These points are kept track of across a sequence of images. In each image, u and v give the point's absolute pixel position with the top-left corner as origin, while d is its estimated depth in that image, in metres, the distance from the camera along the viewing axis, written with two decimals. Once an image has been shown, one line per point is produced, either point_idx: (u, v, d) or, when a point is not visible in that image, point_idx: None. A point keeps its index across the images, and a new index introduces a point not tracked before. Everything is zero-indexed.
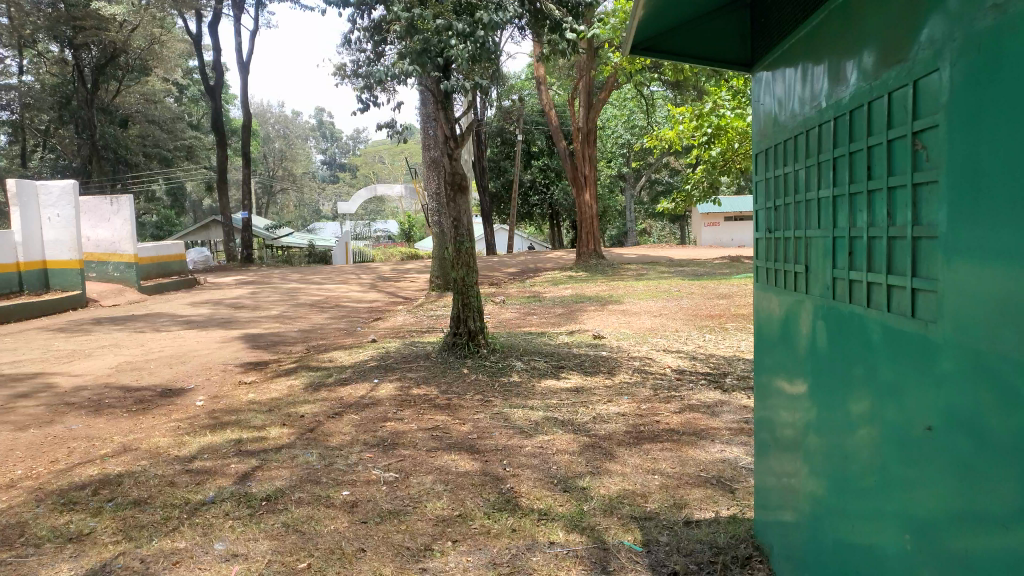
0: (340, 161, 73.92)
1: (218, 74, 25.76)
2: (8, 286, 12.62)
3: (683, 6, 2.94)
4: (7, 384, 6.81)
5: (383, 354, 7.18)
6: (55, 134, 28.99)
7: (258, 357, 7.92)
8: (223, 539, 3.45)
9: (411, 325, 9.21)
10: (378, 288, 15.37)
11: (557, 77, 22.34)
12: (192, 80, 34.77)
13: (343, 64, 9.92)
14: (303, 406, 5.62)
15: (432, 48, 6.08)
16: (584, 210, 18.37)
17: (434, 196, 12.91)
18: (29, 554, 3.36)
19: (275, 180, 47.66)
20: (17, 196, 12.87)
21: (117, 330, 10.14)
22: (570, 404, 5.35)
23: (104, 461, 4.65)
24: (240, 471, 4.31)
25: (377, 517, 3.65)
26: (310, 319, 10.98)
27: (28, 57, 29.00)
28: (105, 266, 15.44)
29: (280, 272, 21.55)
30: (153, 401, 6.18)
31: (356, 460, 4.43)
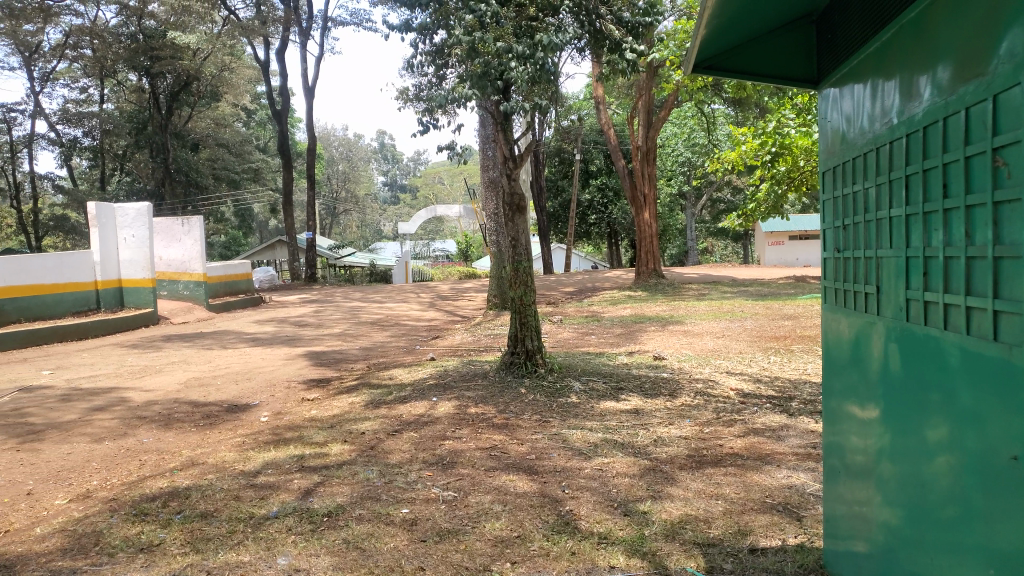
0: (401, 182, 75.23)
1: (285, 99, 26.42)
2: (85, 303, 13.21)
3: (746, 23, 2.91)
4: (85, 397, 7.11)
5: (442, 372, 7.23)
6: (132, 158, 30.18)
7: (322, 373, 8.08)
8: (287, 553, 3.51)
9: (469, 344, 9.25)
10: (437, 306, 15.51)
11: (616, 97, 22.31)
12: (259, 105, 35.91)
13: (405, 88, 10.13)
14: (363, 423, 5.69)
15: (493, 71, 6.13)
16: (643, 229, 18.20)
17: (493, 216, 13.00)
18: (103, 563, 3.48)
19: (339, 201, 48.73)
20: (96, 218, 13.44)
21: (186, 347, 10.47)
22: (630, 427, 5.27)
23: (175, 473, 4.79)
24: (303, 487, 4.37)
25: (436, 536, 3.66)
26: (372, 337, 11.14)
27: (109, 86, 30.56)
28: (176, 284, 15.99)
29: (343, 290, 21.96)
30: (220, 416, 6.35)
31: (415, 477, 4.46)
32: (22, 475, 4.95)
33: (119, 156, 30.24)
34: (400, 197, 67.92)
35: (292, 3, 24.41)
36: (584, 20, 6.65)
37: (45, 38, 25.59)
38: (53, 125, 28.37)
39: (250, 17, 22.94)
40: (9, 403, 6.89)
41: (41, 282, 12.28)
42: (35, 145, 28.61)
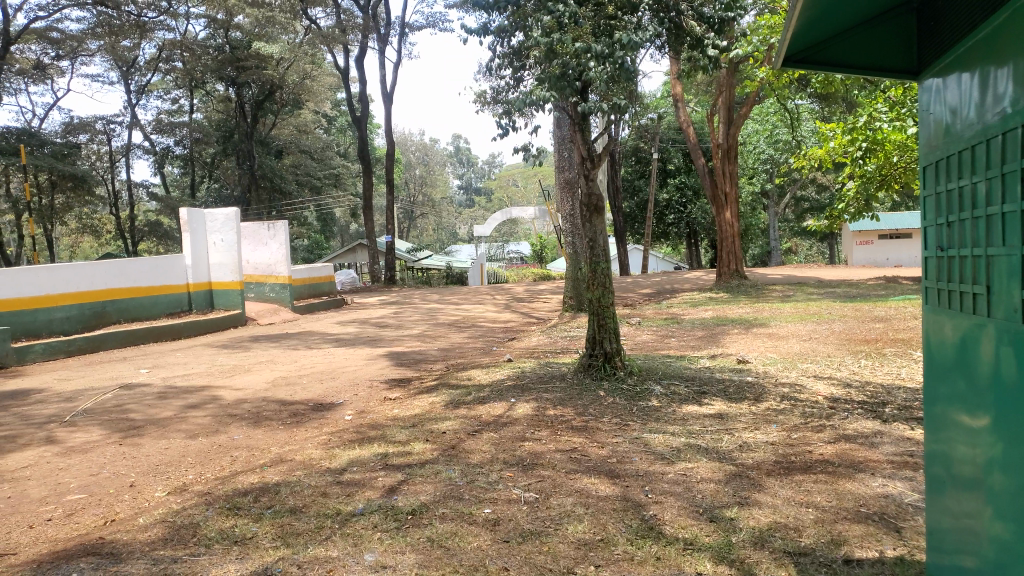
0: (476, 186, 75.84)
1: (364, 105, 26.96)
2: (178, 305, 13.85)
3: (841, 13, 2.82)
4: (180, 395, 7.44)
5: (520, 374, 7.24)
6: (220, 165, 31.49)
7: (402, 374, 8.22)
8: (373, 550, 3.57)
9: (546, 346, 9.25)
10: (513, 308, 15.57)
11: (696, 95, 21.91)
12: (339, 112, 36.84)
13: (483, 91, 10.23)
14: (444, 423, 5.75)
15: (571, 72, 6.11)
16: (724, 228, 17.80)
17: (570, 218, 12.96)
18: (200, 553, 3.62)
19: (416, 205, 49.56)
20: (188, 223, 14.06)
21: (273, 347, 10.83)
22: (713, 431, 5.16)
23: (265, 470, 4.95)
24: (387, 485, 4.45)
25: (520, 537, 3.66)
26: (450, 338, 11.26)
27: (199, 96, 32.04)
28: (263, 287, 16.57)
29: (421, 292, 22.33)
30: (306, 415, 6.53)
31: (497, 478, 4.48)
32: (126, 468, 5.22)
33: (208, 163, 31.58)
34: (475, 200, 68.49)
35: (370, 10, 24.94)
36: (663, 17, 6.57)
37: (140, 52, 26.99)
38: (149, 135, 29.87)
39: (330, 26, 23.55)
40: (111, 399, 7.28)
41: (138, 285, 12.93)
42: (132, 154, 30.20)
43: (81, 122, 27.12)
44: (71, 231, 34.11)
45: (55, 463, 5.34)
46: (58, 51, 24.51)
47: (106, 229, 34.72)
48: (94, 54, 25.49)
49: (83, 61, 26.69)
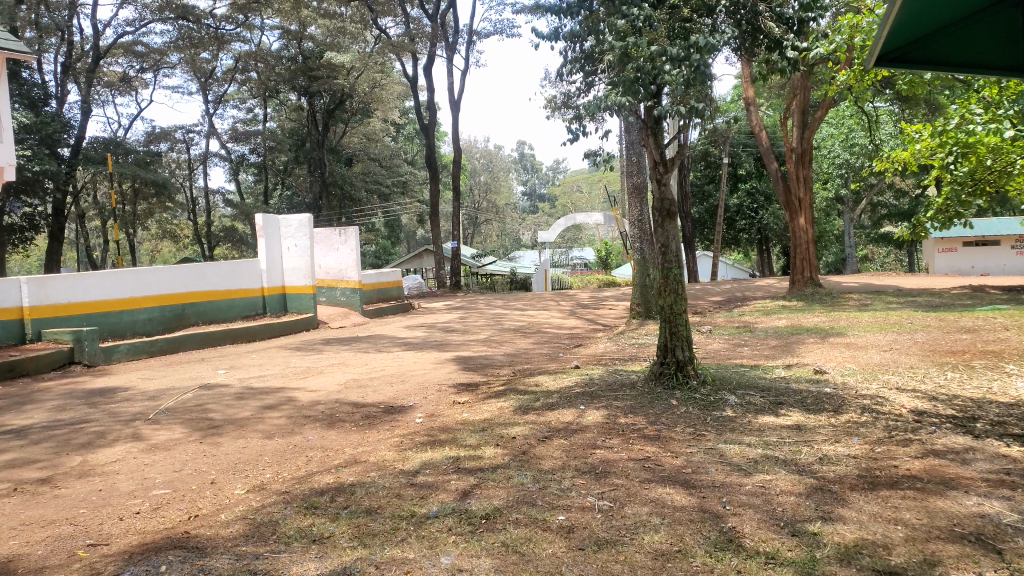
0: (541, 192, 75.99)
1: (433, 113, 27.13)
2: (253, 308, 14.29)
3: (930, 19, 3.33)
4: (258, 395, 7.66)
5: (588, 381, 7.20)
6: (293, 173, 32.43)
7: (470, 378, 8.27)
8: (449, 553, 3.59)
9: (614, 353, 9.18)
10: (579, 314, 15.53)
11: (768, 97, 21.48)
12: (407, 120, 37.38)
13: (554, 96, 10.26)
14: (513, 428, 5.75)
15: (645, 75, 6.00)
16: (798, 235, 17.35)
17: (638, 223, 12.84)
18: (281, 551, 3.70)
19: (481, 211, 49.98)
20: (264, 229, 14.47)
21: (344, 350, 11.07)
22: (791, 443, 5.02)
23: (340, 470, 5.04)
24: (460, 488, 4.48)
25: (595, 545, 3.63)
26: (516, 343, 11.28)
27: (272, 105, 33.12)
28: (334, 291, 16.96)
29: (486, 298, 22.41)
30: (378, 417, 6.63)
31: (570, 485, 4.44)
32: (207, 465, 5.39)
33: (281, 171, 32.50)
34: (538, 205, 68.59)
35: (439, 19, 25.15)
36: (741, 19, 6.45)
37: (217, 63, 28.12)
38: (225, 143, 30.98)
39: (400, 36, 23.86)
40: (192, 399, 7.53)
41: (215, 288, 13.37)
42: (209, 162, 31.35)
43: (162, 132, 28.42)
44: (152, 236, 35.57)
45: (141, 459, 5.56)
46: (142, 64, 25.62)
47: (184, 235, 36.08)
48: (175, 67, 26.60)
49: (166, 73, 27.96)
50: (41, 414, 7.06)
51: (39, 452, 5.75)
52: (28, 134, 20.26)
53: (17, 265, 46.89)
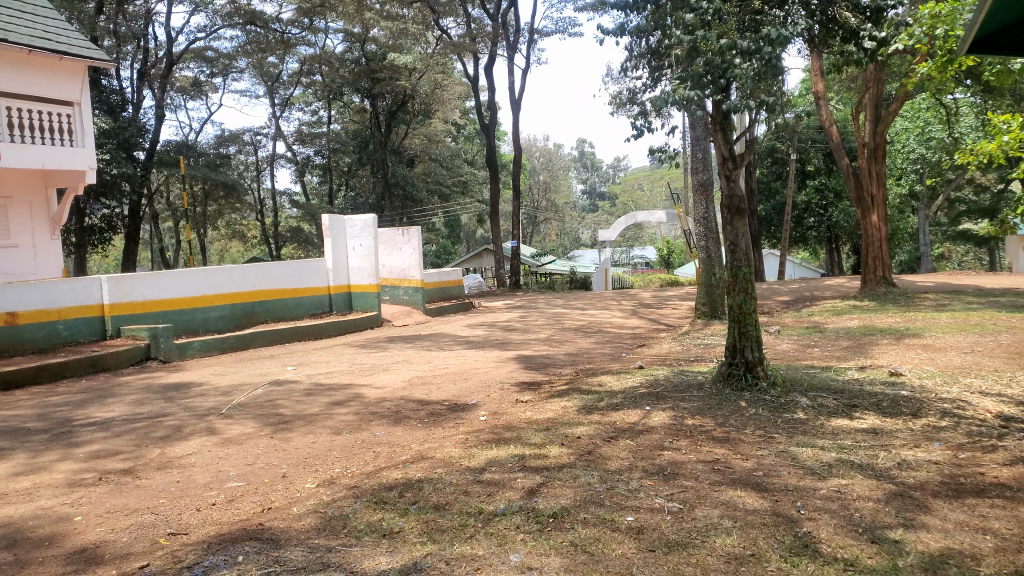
0: (600, 190, 75.47)
1: (494, 113, 27.18)
2: (319, 306, 14.61)
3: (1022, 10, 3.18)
4: (326, 392, 7.81)
5: (654, 381, 7.10)
6: (357, 175, 33.00)
7: (532, 377, 8.27)
8: (518, 551, 3.58)
9: (679, 353, 9.04)
10: (641, 314, 15.38)
11: (839, 91, 20.88)
12: (468, 120, 37.53)
13: (618, 92, 10.19)
14: (577, 428, 5.71)
15: (715, 69, 5.87)
16: (870, 233, 16.81)
17: (702, 221, 12.64)
18: (353, 544, 3.76)
19: (540, 211, 49.96)
20: (330, 229, 14.74)
21: (408, 348, 11.21)
22: (867, 447, 4.86)
23: (406, 466, 5.09)
24: (527, 486, 4.47)
25: (665, 547, 3.58)
26: (578, 343, 11.24)
27: (336, 108, 33.81)
28: (397, 290, 17.20)
29: (546, 297, 22.37)
30: (443, 414, 6.68)
31: (637, 486, 4.40)
32: (278, 460, 5.52)
33: (346, 172, 33.10)
34: (598, 204, 68.17)
35: (500, 18, 25.21)
36: (815, 9, 6.28)
37: (284, 67, 28.96)
38: (291, 145, 31.80)
39: (461, 36, 24.01)
40: (263, 394, 7.73)
41: (284, 287, 13.71)
42: (276, 164, 32.18)
43: (231, 135, 29.36)
44: (222, 236, 36.69)
45: (216, 452, 5.73)
46: (212, 69, 26.45)
47: (252, 235, 37.10)
48: (243, 71, 27.38)
49: (234, 78, 28.83)
50: (121, 407, 7.36)
51: (121, 444, 5.98)
52: (107, 139, 21.17)
53: (95, 265, 49.06)
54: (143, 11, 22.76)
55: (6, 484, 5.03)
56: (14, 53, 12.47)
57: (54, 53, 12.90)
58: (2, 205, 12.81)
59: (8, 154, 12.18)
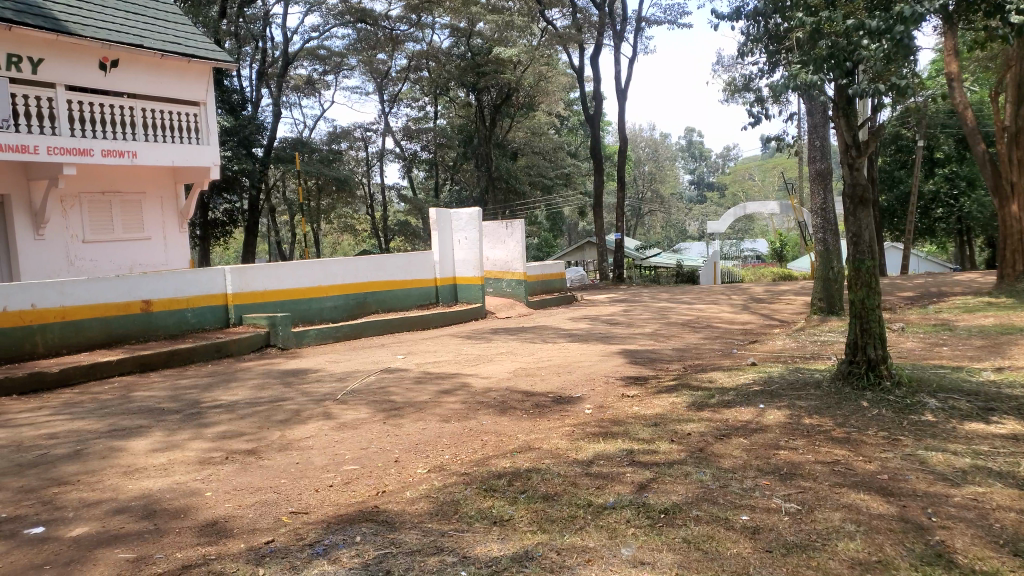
0: (708, 181, 73.56)
1: (599, 102, 26.98)
2: (426, 298, 14.94)
3: None
4: (434, 380, 7.99)
5: (767, 378, 6.87)
6: (462, 169, 33.63)
7: (639, 372, 8.16)
8: (630, 545, 3.55)
9: (793, 350, 8.68)
10: (752, 309, 14.87)
11: (973, 72, 19.52)
12: (572, 111, 37.55)
13: (733, 79, 9.98)
14: (688, 424, 5.60)
15: (840, 52, 5.61)
16: (1008, 223, 15.67)
17: (822, 210, 12.22)
18: (464, 530, 3.82)
19: (645, 203, 49.28)
20: (436, 223, 15.00)
21: (512, 339, 11.30)
22: (1007, 454, 4.52)
23: (514, 456, 5.13)
24: (637, 481, 4.42)
25: (783, 548, 3.45)
26: (685, 338, 11.01)
27: (442, 103, 34.59)
28: (500, 283, 17.37)
29: (651, 291, 22.01)
30: (548, 406, 6.70)
31: (752, 485, 4.26)
32: (390, 445, 5.68)
33: (451, 166, 33.74)
34: (706, 195, 66.45)
35: (607, 7, 25.01)
36: None
37: (392, 63, 29.88)
38: (400, 141, 32.81)
39: (567, 26, 23.96)
40: (375, 381, 8.00)
41: (393, 279, 14.12)
42: (385, 159, 33.23)
43: (342, 131, 30.53)
44: (334, 229, 38.23)
45: (333, 436, 5.97)
46: (324, 68, 27.53)
47: (362, 228, 38.42)
48: (354, 68, 28.35)
49: (346, 75, 29.95)
50: (245, 391, 7.77)
51: (246, 425, 6.32)
52: (229, 137, 22.43)
53: (218, 257, 52.27)
54: (261, 13, 23.95)
55: (145, 459, 5.41)
56: (148, 57, 13.42)
57: (183, 56, 13.76)
58: (137, 200, 13.76)
59: (143, 152, 13.07)
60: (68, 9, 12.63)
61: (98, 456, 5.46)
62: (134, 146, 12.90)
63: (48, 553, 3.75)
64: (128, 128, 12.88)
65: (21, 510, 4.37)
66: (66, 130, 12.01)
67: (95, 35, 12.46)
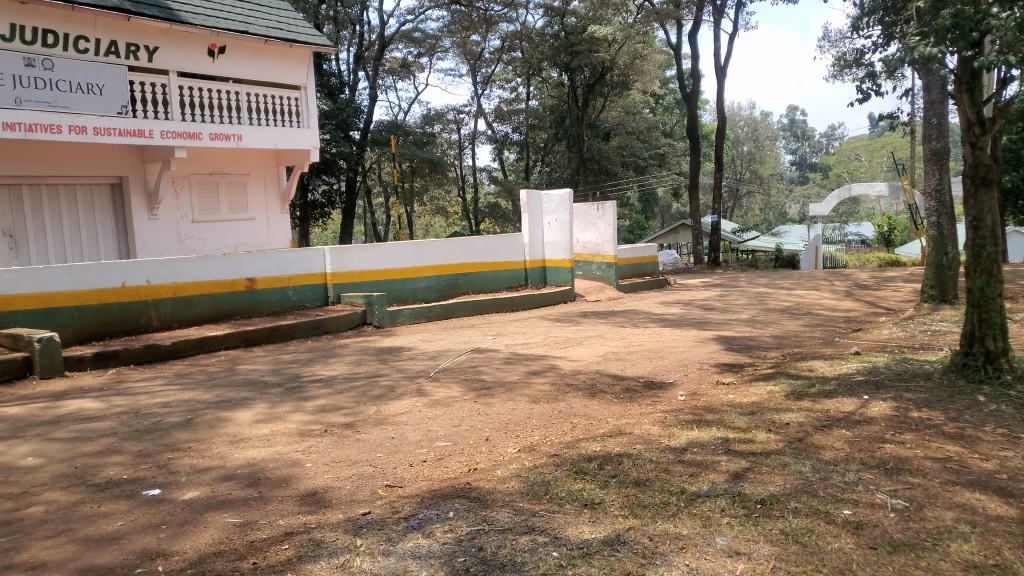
0: (811, 161, 70.61)
1: (696, 81, 26.26)
2: (516, 280, 15.01)
3: None
4: (524, 361, 8.03)
5: (872, 369, 6.56)
6: (553, 150, 33.50)
7: (734, 359, 7.95)
8: (725, 534, 3.47)
9: (901, 340, 8.24)
10: (857, 296, 14.21)
11: None
12: (667, 90, 36.75)
13: (843, 54, 9.53)
14: (786, 414, 5.41)
15: (967, 22, 5.23)
16: None
17: (936, 192, 11.56)
18: (556, 511, 3.82)
19: (742, 184, 47.79)
20: (527, 205, 15.01)
21: (603, 323, 11.21)
22: None
23: (605, 440, 5.09)
24: (732, 470, 4.31)
25: (889, 546, 3.29)
26: (783, 325, 10.63)
27: (535, 84, 34.54)
28: (590, 265, 17.24)
29: (748, 275, 21.35)
30: (639, 391, 6.62)
31: (855, 479, 4.08)
32: (482, 423, 5.75)
33: (543, 148, 33.65)
34: (809, 176, 63.79)
35: None
36: None
37: (485, 44, 30.06)
38: (491, 123, 33.05)
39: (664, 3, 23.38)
40: (466, 360, 8.11)
41: (483, 260, 14.25)
42: (477, 141, 33.54)
43: (435, 114, 30.97)
44: (427, 211, 38.88)
45: (426, 412, 6.09)
46: (419, 50, 27.93)
47: (454, 210, 38.91)
48: (448, 50, 28.66)
49: (440, 58, 30.33)
50: (342, 366, 8.02)
51: (343, 400, 6.53)
52: (327, 120, 23.11)
53: (316, 237, 54.11)
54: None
55: (250, 430, 5.67)
56: (253, 43, 13.93)
57: (286, 42, 14.21)
58: (242, 181, 14.37)
59: (248, 135, 13.61)
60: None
61: (207, 425, 5.77)
62: (240, 130, 13.44)
63: (164, 514, 3.99)
64: (234, 112, 13.44)
65: (139, 472, 4.66)
66: (178, 115, 12.63)
67: (205, 23, 13.04)
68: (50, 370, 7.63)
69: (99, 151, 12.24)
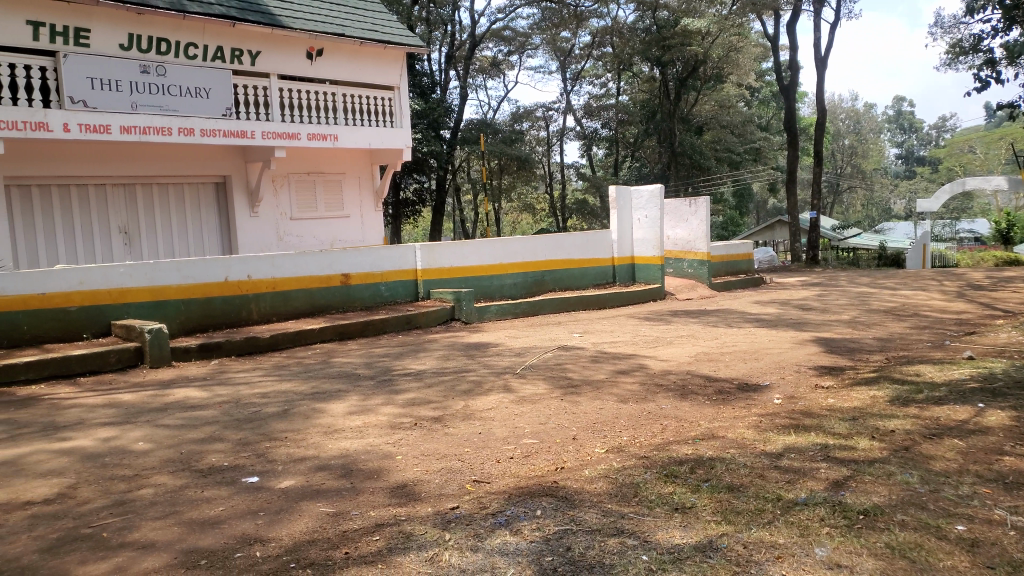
0: (918, 155, 66.97)
1: (794, 72, 25.36)
2: (604, 277, 14.87)
3: None
4: (612, 360, 7.94)
5: (987, 375, 6.14)
6: (643, 145, 33.04)
7: (833, 361, 7.60)
8: (825, 544, 3.30)
9: (1021, 344, 7.68)
10: (970, 297, 13.36)
11: None
12: (764, 83, 35.60)
13: (958, 41, 8.98)
14: (891, 421, 5.12)
15: None
16: None
17: None
18: (645, 514, 3.74)
19: (843, 179, 45.81)
20: (616, 201, 14.81)
21: (694, 322, 10.94)
22: None
23: (696, 443, 4.95)
24: (832, 478, 4.11)
25: (1009, 567, 3.06)
26: (888, 327, 10.10)
27: (625, 79, 34.16)
28: (681, 262, 16.87)
29: (849, 274, 20.44)
30: (732, 393, 6.41)
31: (970, 492, 3.81)
32: (569, 421, 5.70)
33: (632, 144, 33.24)
34: (916, 170, 60.53)
35: None
36: None
37: (575, 41, 29.97)
38: (580, 119, 32.88)
39: None
40: (553, 358, 8.08)
41: (571, 257, 14.18)
42: (566, 138, 33.47)
43: (524, 111, 31.11)
44: (515, 208, 39.08)
45: (513, 409, 6.09)
46: (509, 48, 28.07)
47: (542, 206, 38.96)
48: (537, 47, 28.69)
49: (529, 56, 30.42)
50: (431, 361, 8.14)
51: (432, 394, 6.61)
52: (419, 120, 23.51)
53: (407, 234, 55.32)
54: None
55: (343, 421, 5.81)
56: (349, 45, 14.31)
57: (381, 43, 14.54)
58: (338, 179, 14.78)
59: (344, 134, 13.99)
60: (283, 4, 13.76)
61: (302, 416, 5.95)
62: (336, 130, 13.83)
63: (262, 501, 4.13)
64: (331, 113, 13.84)
65: (239, 460, 4.85)
66: (278, 116, 13.11)
67: (304, 27, 13.49)
68: (159, 359, 8.04)
69: (205, 152, 12.86)
